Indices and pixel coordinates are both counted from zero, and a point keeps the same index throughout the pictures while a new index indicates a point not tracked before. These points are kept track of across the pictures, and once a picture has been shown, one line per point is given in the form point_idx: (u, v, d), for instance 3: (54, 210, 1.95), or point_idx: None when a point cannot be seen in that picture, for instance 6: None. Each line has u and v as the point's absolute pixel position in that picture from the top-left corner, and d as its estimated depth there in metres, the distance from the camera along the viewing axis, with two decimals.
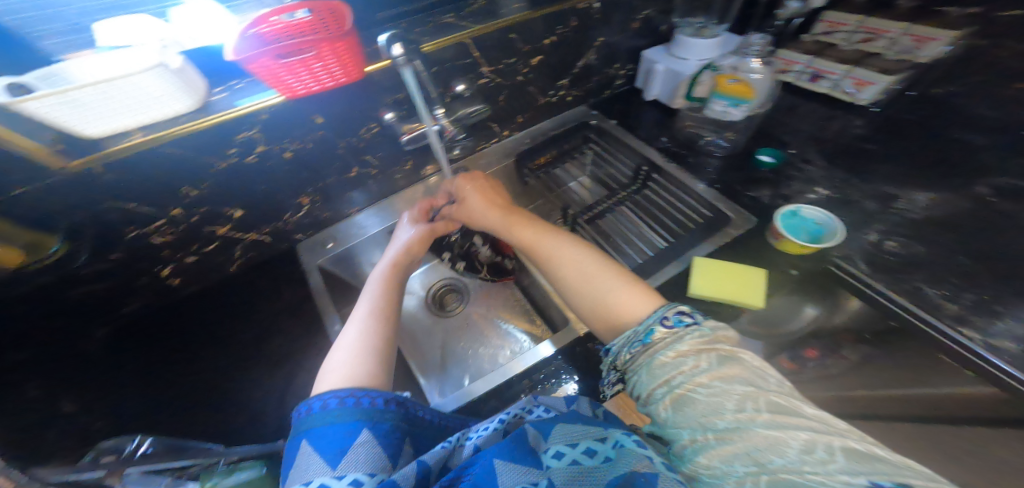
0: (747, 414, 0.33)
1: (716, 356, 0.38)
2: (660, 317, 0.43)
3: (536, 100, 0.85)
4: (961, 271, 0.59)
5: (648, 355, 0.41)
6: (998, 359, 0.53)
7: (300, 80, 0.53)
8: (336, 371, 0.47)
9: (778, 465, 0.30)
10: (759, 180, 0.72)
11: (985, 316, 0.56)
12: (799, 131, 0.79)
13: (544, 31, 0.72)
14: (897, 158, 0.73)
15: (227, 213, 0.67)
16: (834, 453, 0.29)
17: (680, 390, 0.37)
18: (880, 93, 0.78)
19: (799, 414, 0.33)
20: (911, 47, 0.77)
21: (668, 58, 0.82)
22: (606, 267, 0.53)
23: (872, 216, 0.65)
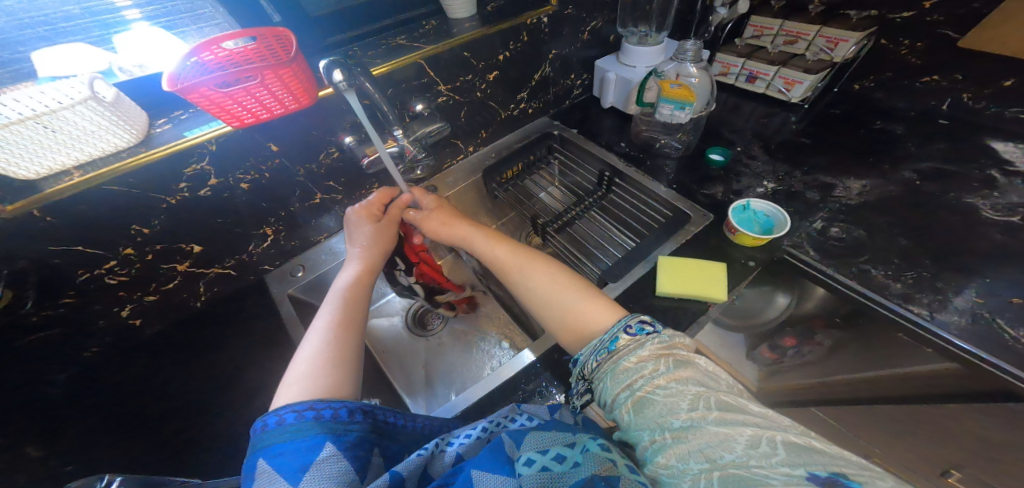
0: (700, 413, 0.33)
1: (672, 360, 0.39)
2: (624, 325, 0.44)
3: (497, 114, 0.87)
4: (901, 251, 0.60)
5: (612, 362, 0.41)
6: (950, 334, 0.51)
7: (247, 109, 0.53)
8: (296, 384, 0.44)
9: (727, 460, 0.29)
10: (712, 178, 0.74)
11: (929, 293, 0.55)
12: (744, 129, 0.82)
13: (497, 47, 0.74)
14: (837, 148, 0.77)
15: (183, 248, 0.65)
16: (776, 447, 0.29)
17: (640, 394, 0.37)
18: (808, 91, 0.82)
19: (746, 411, 0.33)
20: (826, 48, 0.83)
21: (618, 66, 0.85)
22: (573, 279, 0.54)
23: (815, 206, 0.68)
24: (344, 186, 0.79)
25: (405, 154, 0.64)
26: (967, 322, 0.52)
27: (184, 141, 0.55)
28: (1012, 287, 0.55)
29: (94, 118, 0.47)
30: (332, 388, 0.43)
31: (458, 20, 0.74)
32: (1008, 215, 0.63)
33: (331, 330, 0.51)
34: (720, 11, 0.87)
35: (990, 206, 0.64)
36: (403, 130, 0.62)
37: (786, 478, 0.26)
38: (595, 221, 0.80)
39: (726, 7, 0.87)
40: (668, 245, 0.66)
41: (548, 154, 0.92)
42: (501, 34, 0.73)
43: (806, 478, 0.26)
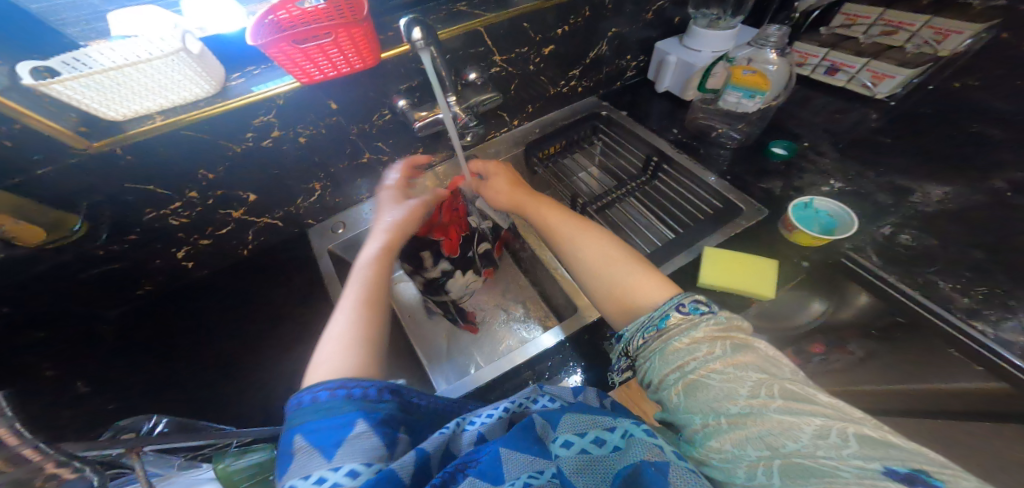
0: (760, 400, 0.33)
1: (729, 344, 0.38)
2: (676, 303, 0.44)
3: (547, 90, 0.84)
4: (977, 265, 0.58)
5: (661, 341, 0.42)
6: (1008, 352, 0.50)
7: (317, 66, 0.54)
8: (322, 365, 0.43)
9: (790, 449, 0.30)
10: (771, 172, 0.71)
11: (998, 310, 0.53)
12: (812, 124, 0.79)
13: (558, 20, 0.72)
14: (912, 152, 0.72)
15: (240, 197, 0.68)
16: (847, 438, 0.29)
17: (694, 376, 0.37)
18: (898, 87, 0.78)
19: (814, 401, 0.33)
20: (932, 40, 0.74)
21: (681, 49, 0.82)
22: (622, 253, 0.53)
23: (885, 210, 0.65)
24: (391, 149, 0.79)
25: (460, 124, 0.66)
26: None
27: (253, 94, 0.56)
28: None
29: (181, 70, 0.49)
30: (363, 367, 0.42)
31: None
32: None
33: (353, 307, 0.50)
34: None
35: None
36: (456, 97, 0.64)
37: (857, 471, 0.27)
38: (635, 207, 0.79)
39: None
40: (716, 235, 0.65)
41: (592, 135, 0.91)
42: (562, 6, 0.70)
43: (881, 472, 0.26)
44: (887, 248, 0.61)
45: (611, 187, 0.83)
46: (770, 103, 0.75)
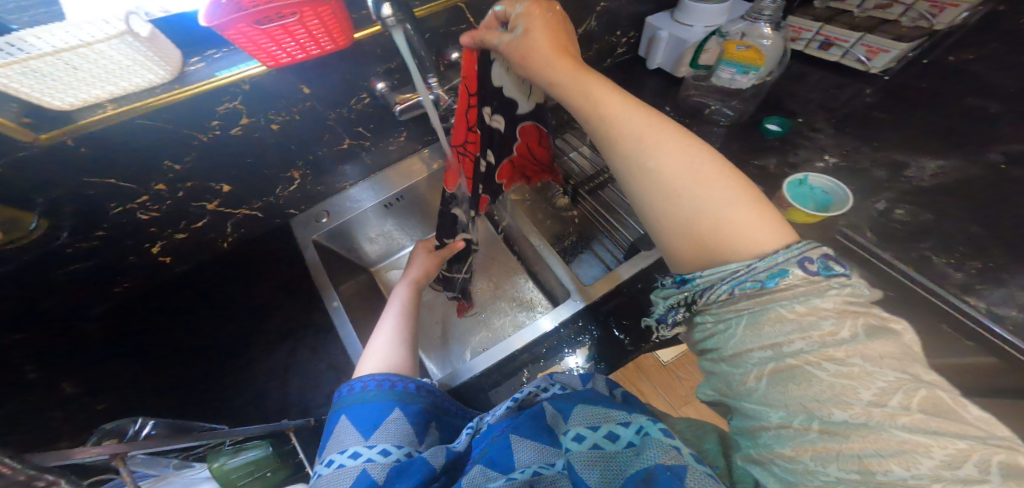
0: (885, 410, 0.25)
1: (863, 326, 0.28)
2: (802, 257, 0.31)
3: None
4: (970, 240, 0.57)
5: (759, 305, 0.31)
6: (1001, 328, 0.50)
7: (284, 48, 0.50)
8: (372, 354, 0.54)
9: (894, 478, 0.23)
10: (765, 149, 0.70)
11: (989, 284, 0.54)
12: (808, 101, 0.76)
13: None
14: (909, 125, 0.70)
15: (214, 188, 0.64)
16: (989, 471, 0.22)
17: (798, 365, 0.28)
18: (892, 62, 0.74)
19: (955, 416, 0.25)
20: (928, 13, 0.73)
21: (673, 24, 0.76)
22: (731, 172, 0.35)
23: (880, 185, 0.64)
24: (372, 132, 0.75)
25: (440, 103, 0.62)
26: None
27: (215, 78, 0.52)
28: None
29: (130, 54, 0.45)
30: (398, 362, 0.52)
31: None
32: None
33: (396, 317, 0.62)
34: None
35: None
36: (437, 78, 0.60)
37: None
38: None
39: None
40: None
41: None
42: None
43: None
44: (882, 224, 0.61)
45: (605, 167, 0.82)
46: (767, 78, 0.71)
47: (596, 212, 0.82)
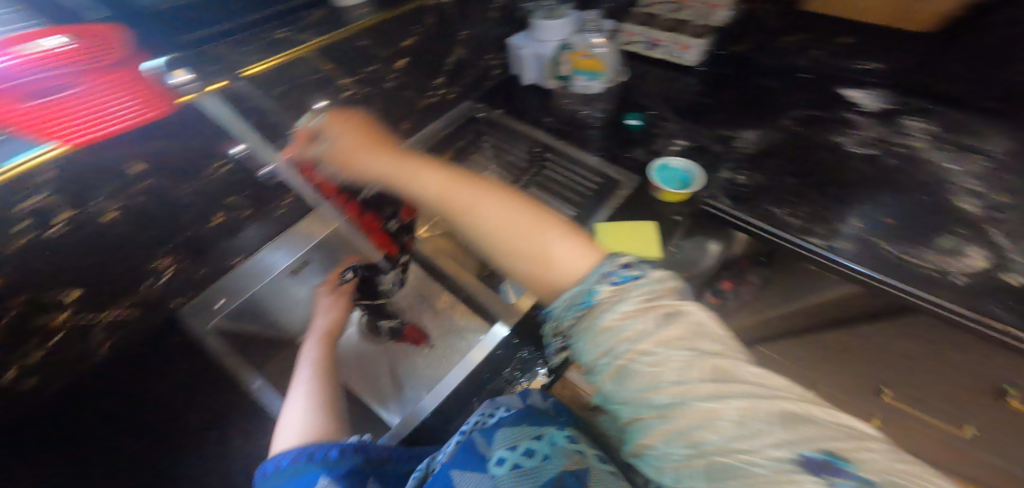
0: (685, 386, 0.25)
1: (659, 316, 0.28)
2: (603, 272, 0.32)
3: (416, 102, 0.75)
4: (794, 192, 0.61)
5: (585, 321, 0.31)
6: (853, 261, 0.57)
7: (75, 122, 0.35)
8: (285, 430, 0.43)
9: (712, 445, 0.23)
10: (631, 143, 0.71)
11: (830, 224, 0.58)
12: (653, 93, 0.77)
13: (399, 30, 0.62)
14: (749, 94, 0.72)
15: (49, 304, 0.45)
16: (771, 421, 0.22)
17: (620, 359, 0.28)
18: (701, 56, 0.76)
19: (740, 378, 0.25)
20: (706, 12, 0.76)
21: (534, 42, 0.77)
22: (538, 216, 0.41)
23: (720, 157, 0.66)
24: (250, 201, 0.61)
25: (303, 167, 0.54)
26: (859, 249, 0.57)
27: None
28: (895, 210, 0.58)
29: None
30: (317, 430, 0.42)
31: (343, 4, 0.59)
32: (875, 150, 0.62)
33: (307, 380, 0.51)
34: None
35: (922, 130, 0.62)
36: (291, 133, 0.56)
37: (771, 463, 0.20)
38: None
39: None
40: (604, 213, 0.65)
41: (478, 138, 0.82)
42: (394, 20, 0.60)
43: (796, 462, 0.20)
44: (732, 190, 0.63)
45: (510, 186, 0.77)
46: (618, 81, 0.79)
47: None
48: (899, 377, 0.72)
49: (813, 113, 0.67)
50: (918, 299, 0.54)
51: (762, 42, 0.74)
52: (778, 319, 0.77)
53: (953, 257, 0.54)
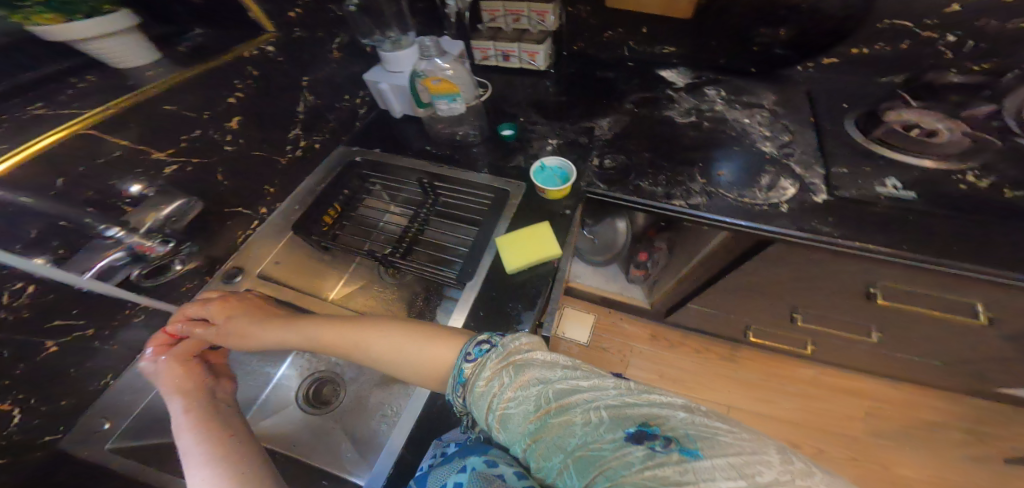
0: (543, 408, 0.31)
1: (513, 367, 0.35)
2: (465, 355, 0.39)
3: (275, 162, 0.70)
4: (650, 163, 0.68)
5: (468, 395, 0.37)
6: (711, 214, 0.60)
7: None
8: None
9: (575, 444, 0.28)
10: (511, 152, 0.75)
11: (683, 186, 0.64)
12: (519, 101, 0.82)
13: (218, 91, 0.58)
14: (596, 87, 0.82)
15: None
16: (602, 414, 0.29)
17: (498, 413, 0.33)
18: (548, 58, 0.82)
19: (581, 388, 0.32)
20: (538, 21, 0.78)
21: (388, 75, 0.76)
22: (413, 330, 0.47)
23: (588, 147, 0.72)
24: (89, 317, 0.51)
25: (144, 252, 0.49)
26: (709, 200, 0.62)
27: None
28: (742, 159, 0.66)
29: None
30: None
31: (131, 63, 0.54)
32: (693, 116, 0.74)
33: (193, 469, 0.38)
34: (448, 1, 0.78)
35: (723, 98, 0.76)
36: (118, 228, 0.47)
37: (614, 444, 0.26)
38: (442, 229, 0.72)
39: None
40: (503, 224, 0.66)
41: (364, 183, 0.77)
42: (203, 80, 0.56)
43: (626, 438, 0.26)
44: (603, 175, 0.68)
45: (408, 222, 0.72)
46: (476, 102, 0.78)
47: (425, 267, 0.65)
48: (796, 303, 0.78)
49: (647, 96, 0.78)
50: (780, 236, 0.58)
51: (592, 41, 0.85)
52: (693, 274, 0.86)
53: (775, 192, 0.61)
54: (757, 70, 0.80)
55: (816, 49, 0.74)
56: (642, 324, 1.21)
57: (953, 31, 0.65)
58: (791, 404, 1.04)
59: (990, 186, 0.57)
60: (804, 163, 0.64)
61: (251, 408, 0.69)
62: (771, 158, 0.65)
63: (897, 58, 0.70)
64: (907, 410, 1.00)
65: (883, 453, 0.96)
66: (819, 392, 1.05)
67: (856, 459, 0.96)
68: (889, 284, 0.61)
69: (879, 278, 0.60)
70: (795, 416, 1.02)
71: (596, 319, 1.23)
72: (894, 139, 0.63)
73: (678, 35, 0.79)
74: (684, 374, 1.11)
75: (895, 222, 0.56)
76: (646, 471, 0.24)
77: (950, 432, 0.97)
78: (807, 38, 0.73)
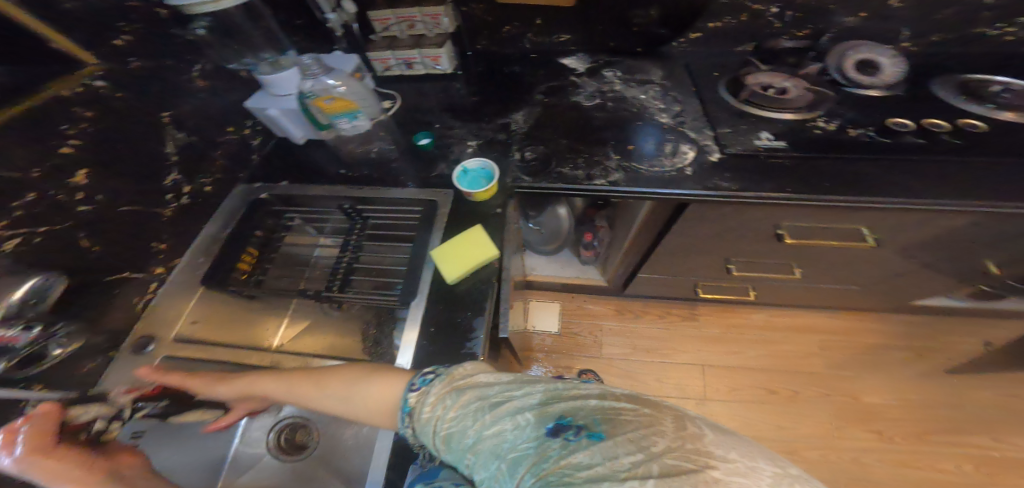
0: (479, 420, 0.34)
1: (454, 390, 0.38)
2: (410, 385, 0.41)
3: (157, 214, 0.61)
4: (568, 148, 0.70)
5: (415, 423, 0.39)
6: (636, 187, 0.63)
7: None
8: None
9: (508, 450, 0.32)
10: (432, 161, 0.73)
11: (602, 166, 0.66)
12: (432, 108, 0.80)
13: (45, 135, 0.46)
14: (502, 83, 0.82)
15: None
16: (527, 417, 0.33)
17: (443, 433, 0.36)
18: (451, 60, 0.82)
19: (511, 396, 0.36)
20: (434, 25, 0.79)
21: (275, 99, 0.70)
22: (351, 374, 0.46)
23: (508, 143, 0.72)
24: None
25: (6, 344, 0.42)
26: (628, 175, 0.64)
27: None
28: (651, 131, 0.70)
29: None
30: None
31: None
32: (598, 98, 0.77)
33: None
34: (330, 17, 0.77)
35: (622, 77, 0.80)
36: None
37: (539, 442, 0.31)
38: (378, 251, 0.69)
39: (333, 10, 0.77)
40: (437, 234, 0.65)
41: (280, 218, 0.72)
42: (32, 120, 0.44)
43: (548, 435, 0.31)
44: (527, 167, 0.69)
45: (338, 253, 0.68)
46: (383, 116, 0.76)
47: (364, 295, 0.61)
48: (730, 255, 0.83)
49: (554, 84, 0.80)
50: (697, 198, 0.62)
51: (493, 37, 0.85)
52: (634, 246, 0.90)
53: (678, 157, 0.66)
54: (642, 50, 0.84)
55: (683, 26, 0.80)
56: (606, 302, 1.24)
57: (775, 4, 0.75)
58: (751, 350, 1.13)
59: (838, 127, 0.67)
60: (696, 128, 0.69)
61: (222, 470, 0.64)
62: (669, 128, 0.70)
63: (744, 29, 0.80)
64: (833, 327, 1.14)
65: (849, 384, 1.05)
66: (772, 333, 1.15)
67: (827, 393, 1.04)
68: (791, 224, 0.68)
69: (783, 219, 0.67)
70: (755, 359, 1.11)
71: (561, 307, 1.24)
72: (756, 99, 0.71)
73: (572, 23, 0.81)
74: (655, 341, 1.16)
75: (782, 169, 0.62)
76: (564, 460, 0.29)
77: (889, 352, 1.09)
78: (678, 15, 0.78)
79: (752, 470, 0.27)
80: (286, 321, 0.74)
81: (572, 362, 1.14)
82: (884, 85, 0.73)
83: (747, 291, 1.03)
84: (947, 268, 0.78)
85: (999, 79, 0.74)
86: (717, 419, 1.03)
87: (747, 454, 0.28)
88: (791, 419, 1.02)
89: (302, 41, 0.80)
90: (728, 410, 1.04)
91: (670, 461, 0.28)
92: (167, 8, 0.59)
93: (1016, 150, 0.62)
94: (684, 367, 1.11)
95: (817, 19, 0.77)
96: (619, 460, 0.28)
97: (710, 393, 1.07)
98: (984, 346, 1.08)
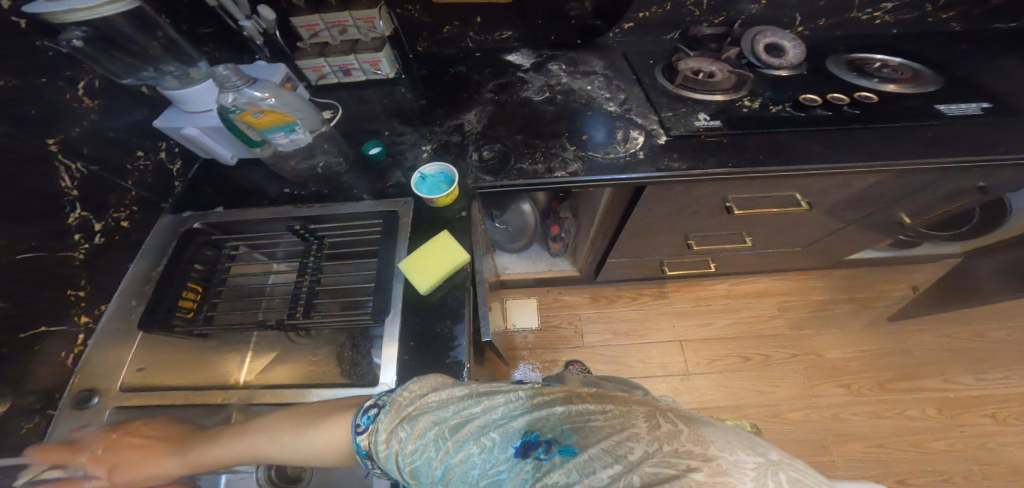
0: (445, 449, 0.35)
1: (407, 422, 0.38)
2: (355, 427, 0.41)
3: (67, 260, 0.54)
4: (524, 144, 0.70)
5: (377, 462, 0.38)
6: (597, 176, 0.64)
7: None
8: None
9: (481, 477, 0.33)
10: (386, 171, 0.70)
11: (560, 160, 0.67)
12: (377, 115, 0.77)
13: None
14: (447, 84, 0.81)
15: None
16: (492, 435, 0.34)
17: (408, 467, 0.37)
18: (392, 64, 0.79)
19: (473, 414, 0.37)
20: (368, 28, 0.75)
21: (193, 117, 0.64)
22: (294, 421, 0.45)
23: (463, 144, 0.71)
24: None
25: None
26: (585, 165, 0.65)
27: None
28: (601, 119, 0.72)
29: None
30: None
31: None
32: (546, 92, 0.77)
33: None
34: (245, 24, 0.70)
35: (566, 70, 0.81)
36: None
37: (510, 465, 0.32)
38: (340, 269, 0.66)
39: (247, 17, 0.70)
40: (403, 246, 0.62)
41: (221, 249, 0.67)
42: None
43: (520, 456, 0.32)
44: (486, 166, 0.68)
45: (296, 277, 0.64)
46: (324, 127, 0.70)
47: (332, 321, 0.57)
48: (689, 232, 0.87)
49: (502, 81, 0.80)
50: (650, 181, 0.64)
51: (434, 38, 0.84)
52: (600, 233, 0.92)
53: (630, 142, 0.68)
54: (582, 42, 0.85)
55: (616, 17, 0.82)
56: (582, 291, 1.26)
57: None
58: (720, 321, 1.19)
59: (761, 105, 0.72)
60: (642, 114, 0.72)
61: None
62: (618, 116, 0.72)
63: (670, 18, 0.83)
64: (785, 289, 1.23)
65: (810, 341, 1.14)
66: (736, 301, 1.22)
67: (794, 355, 1.12)
68: (738, 196, 0.72)
69: (730, 192, 0.71)
70: (724, 329, 1.17)
71: (539, 302, 1.24)
72: (690, 83, 0.74)
73: (511, 20, 0.81)
74: (633, 323, 1.19)
75: (723, 147, 0.66)
76: (540, 480, 0.30)
77: (837, 306, 1.19)
78: (611, 6, 0.80)
79: (734, 466, 0.27)
80: (249, 356, 0.69)
81: (557, 355, 1.15)
82: (790, 65, 0.78)
83: (708, 264, 1.08)
84: (872, 224, 0.86)
85: (881, 55, 0.83)
86: (701, 392, 1.08)
87: (726, 448, 0.29)
88: (765, 382, 1.08)
89: (213, 52, 0.73)
90: (710, 381, 1.09)
91: (650, 469, 0.28)
92: (23, 16, 0.47)
93: (914, 114, 0.69)
94: (664, 345, 1.15)
95: (728, 7, 0.83)
96: (596, 475, 0.29)
97: (691, 367, 1.12)
98: (912, 290, 1.21)
